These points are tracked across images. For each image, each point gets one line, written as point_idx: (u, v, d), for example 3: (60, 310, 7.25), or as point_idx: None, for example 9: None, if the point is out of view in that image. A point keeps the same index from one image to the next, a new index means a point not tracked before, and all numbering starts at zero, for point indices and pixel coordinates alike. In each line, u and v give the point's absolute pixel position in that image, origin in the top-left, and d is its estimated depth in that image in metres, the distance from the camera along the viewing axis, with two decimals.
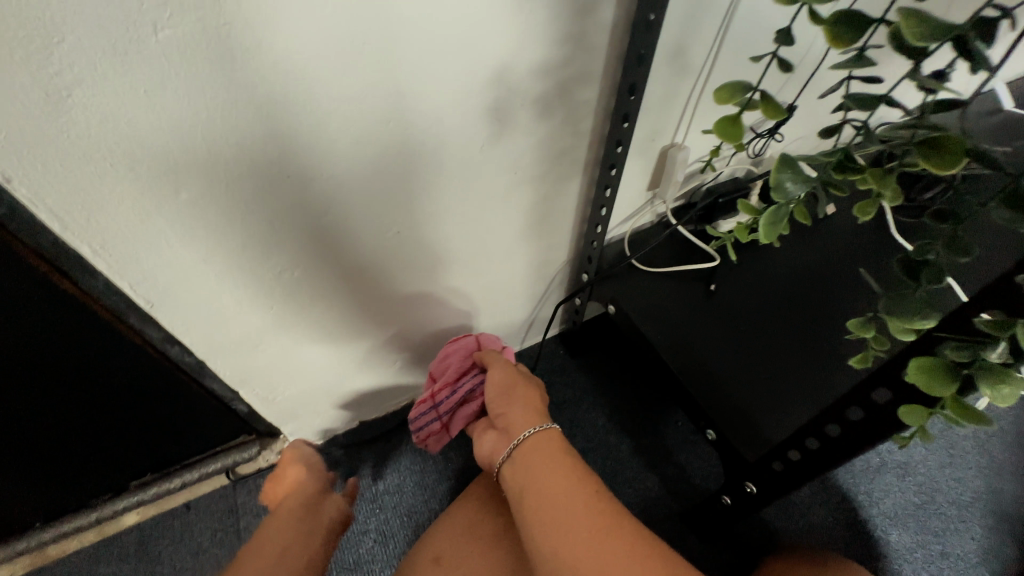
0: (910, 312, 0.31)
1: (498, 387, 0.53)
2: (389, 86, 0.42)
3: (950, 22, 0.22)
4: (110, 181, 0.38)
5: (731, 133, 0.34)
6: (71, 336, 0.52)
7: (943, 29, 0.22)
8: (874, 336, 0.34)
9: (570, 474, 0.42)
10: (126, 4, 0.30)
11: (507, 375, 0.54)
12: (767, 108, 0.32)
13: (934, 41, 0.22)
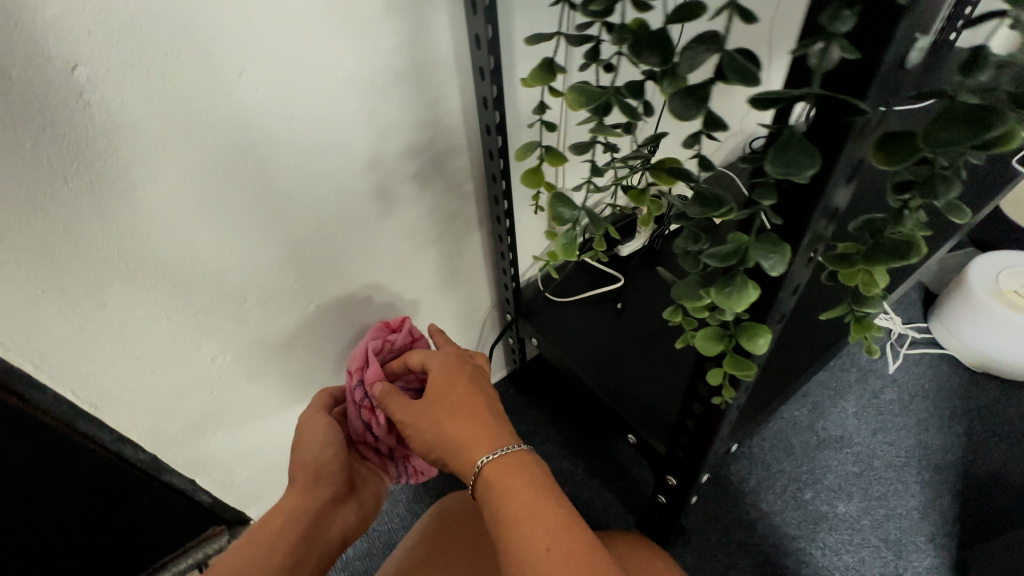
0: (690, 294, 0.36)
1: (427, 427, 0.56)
2: (277, 187, 0.52)
3: (594, 90, 0.32)
4: (42, 305, 0.44)
5: (534, 179, 0.43)
6: (28, 453, 0.56)
7: (586, 94, 0.31)
8: (683, 319, 0.42)
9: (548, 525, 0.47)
10: (39, 166, 0.39)
11: (438, 411, 0.56)
12: (552, 158, 0.41)
13: (584, 102, 0.31)
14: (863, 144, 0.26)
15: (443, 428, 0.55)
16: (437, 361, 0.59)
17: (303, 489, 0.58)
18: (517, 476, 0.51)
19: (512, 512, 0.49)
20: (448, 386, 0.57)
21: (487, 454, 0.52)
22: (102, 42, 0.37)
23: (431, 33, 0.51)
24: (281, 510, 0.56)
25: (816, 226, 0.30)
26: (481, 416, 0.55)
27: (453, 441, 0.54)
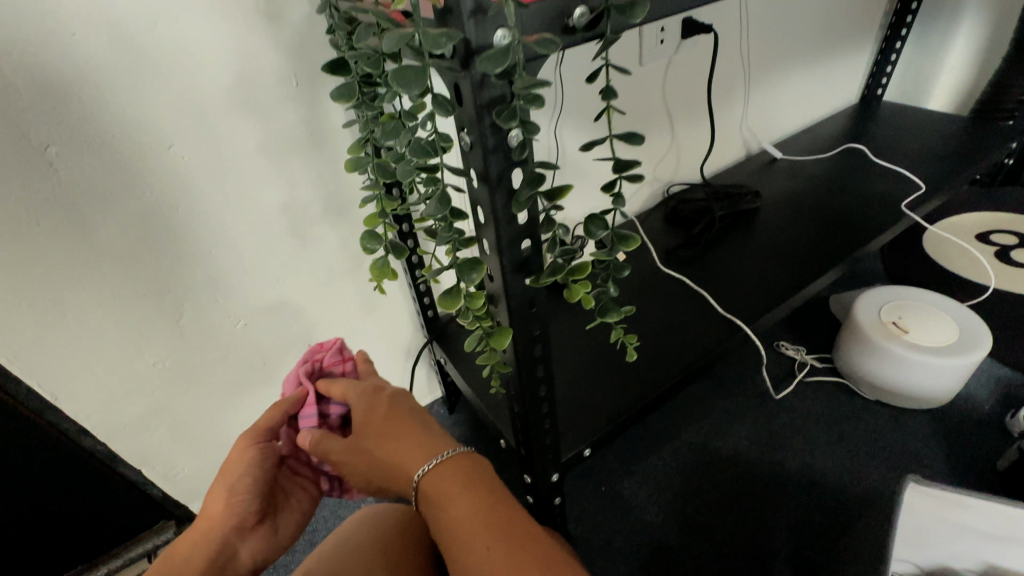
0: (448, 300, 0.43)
1: (373, 448, 0.59)
2: (204, 228, 0.67)
3: (362, 158, 0.46)
4: (18, 315, 0.60)
5: (371, 221, 0.51)
6: (9, 438, 0.71)
7: (354, 161, 0.47)
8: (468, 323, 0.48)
9: (491, 522, 0.50)
10: (20, 214, 0.55)
11: (381, 432, 0.59)
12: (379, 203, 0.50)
13: (354, 165, 0.47)
14: (507, 195, 0.39)
15: (373, 452, 0.59)
16: (358, 395, 0.63)
17: (217, 517, 0.58)
18: (454, 478, 0.54)
19: (456, 517, 0.52)
20: (372, 413, 0.61)
21: (424, 464, 0.55)
22: (66, 128, 0.54)
23: (326, 113, 0.68)
24: (194, 536, 0.58)
25: (508, 251, 0.42)
26: (408, 430, 0.59)
27: (387, 459, 0.58)
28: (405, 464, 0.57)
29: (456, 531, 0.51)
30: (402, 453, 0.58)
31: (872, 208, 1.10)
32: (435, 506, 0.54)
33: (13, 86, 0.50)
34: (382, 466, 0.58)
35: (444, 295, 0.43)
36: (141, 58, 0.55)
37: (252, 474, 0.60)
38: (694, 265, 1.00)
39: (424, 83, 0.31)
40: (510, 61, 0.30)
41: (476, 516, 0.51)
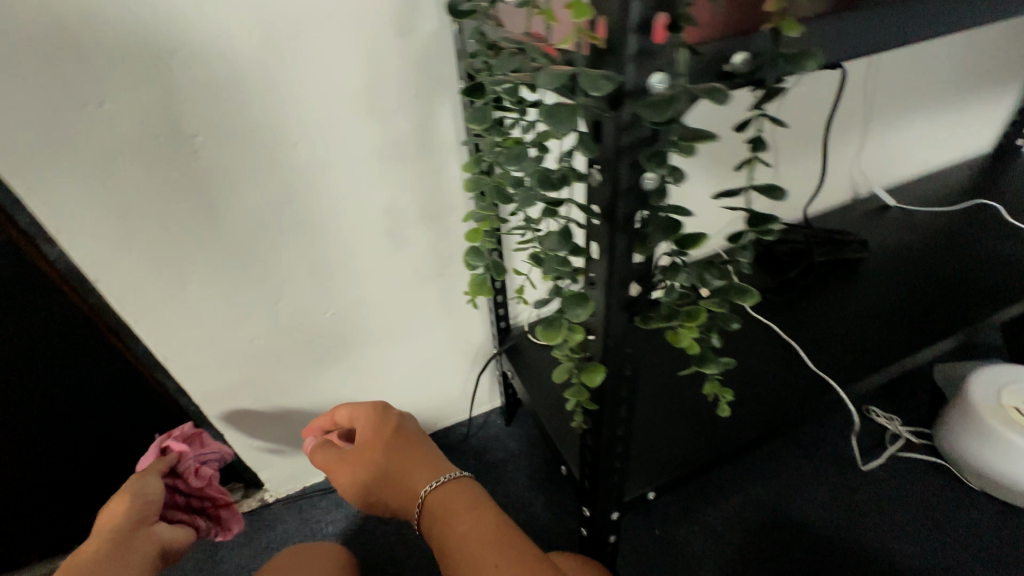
0: (548, 331, 0.42)
1: (380, 461, 0.72)
2: (313, 221, 0.71)
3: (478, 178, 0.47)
4: (147, 283, 0.66)
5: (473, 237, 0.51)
6: (122, 388, 0.79)
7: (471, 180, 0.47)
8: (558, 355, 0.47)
9: (500, 542, 0.57)
10: (164, 194, 0.61)
11: (388, 449, 0.73)
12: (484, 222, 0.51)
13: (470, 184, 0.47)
14: (631, 237, 0.38)
15: (382, 465, 0.72)
16: (365, 418, 0.77)
17: (118, 517, 0.67)
18: (460, 494, 0.65)
19: (463, 531, 0.60)
20: (380, 432, 0.75)
21: (431, 481, 0.67)
22: (214, 121, 0.59)
23: (438, 124, 0.70)
24: (96, 540, 0.64)
25: (618, 291, 0.41)
26: (415, 453, 0.72)
27: (398, 476, 0.70)
28: (413, 480, 0.69)
29: (466, 548, 0.58)
30: (412, 472, 0.70)
31: (998, 276, 0.98)
32: (442, 524, 0.63)
33: (178, 82, 0.56)
34: (394, 478, 0.70)
35: (543, 325, 0.42)
36: (286, 62, 0.59)
37: (154, 485, 0.73)
38: (783, 311, 0.94)
39: (575, 124, 0.30)
40: (672, 109, 0.30)
41: (481, 532, 0.59)
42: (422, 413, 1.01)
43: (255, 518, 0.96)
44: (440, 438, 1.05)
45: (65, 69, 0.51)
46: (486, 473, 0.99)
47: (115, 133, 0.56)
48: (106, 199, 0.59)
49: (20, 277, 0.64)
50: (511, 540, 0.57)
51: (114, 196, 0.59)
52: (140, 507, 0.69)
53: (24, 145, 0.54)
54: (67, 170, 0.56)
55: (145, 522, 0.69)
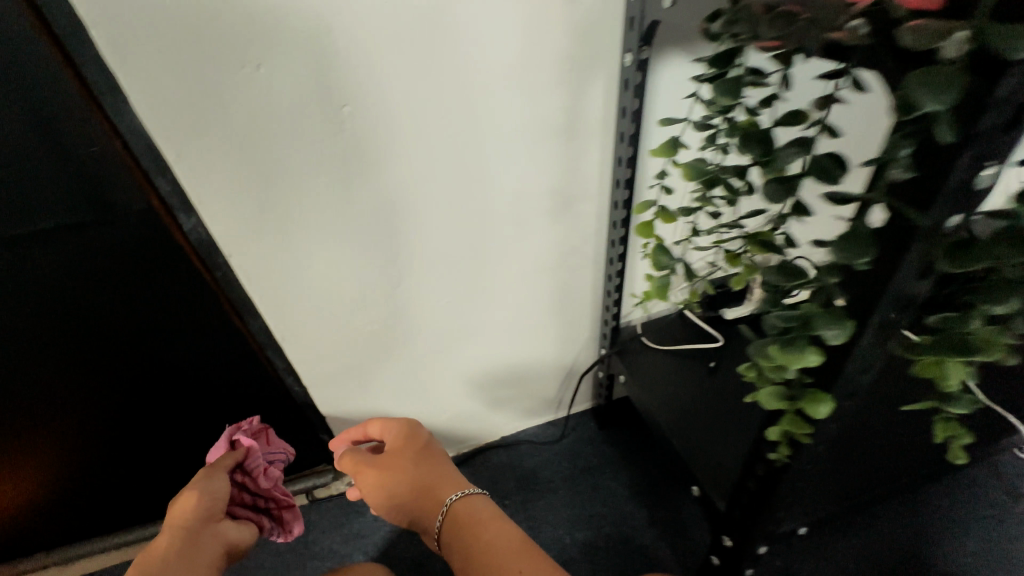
0: (784, 352, 0.36)
1: (405, 470, 0.71)
2: (443, 201, 0.67)
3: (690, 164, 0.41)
4: (275, 257, 0.64)
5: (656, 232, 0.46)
6: (232, 362, 0.78)
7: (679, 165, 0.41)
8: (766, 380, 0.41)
9: (526, 552, 0.59)
10: (305, 165, 0.58)
11: (415, 457, 0.73)
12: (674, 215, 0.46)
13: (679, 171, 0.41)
14: (934, 246, 0.30)
15: (409, 471, 0.72)
16: (392, 425, 0.77)
17: (187, 515, 0.62)
18: (486, 507, 0.66)
19: (492, 539, 0.61)
20: (409, 441, 0.75)
21: (458, 491, 0.67)
22: (363, 90, 0.55)
23: (587, 102, 0.63)
24: (162, 546, 0.59)
25: (888, 308, 0.33)
26: (442, 464, 0.73)
27: (423, 484, 0.70)
28: (440, 491, 0.69)
29: (492, 556, 0.59)
30: (440, 482, 0.70)
31: None
32: (466, 537, 0.63)
33: (334, 44, 0.51)
34: (415, 485, 0.71)
35: (777, 345, 0.36)
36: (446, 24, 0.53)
37: (223, 483, 0.68)
38: None
39: (958, 94, 0.23)
40: None
41: (508, 541, 0.61)
42: (516, 408, 0.97)
43: (344, 502, 0.95)
44: (530, 435, 1.01)
45: (226, 28, 0.48)
46: (580, 477, 0.94)
47: (265, 98, 0.52)
48: (249, 168, 0.56)
49: (150, 246, 0.62)
50: (531, 551, 0.60)
51: (257, 165, 0.56)
52: (210, 507, 0.65)
53: (176, 109, 0.50)
54: (216, 137, 0.53)
55: (211, 524, 0.64)
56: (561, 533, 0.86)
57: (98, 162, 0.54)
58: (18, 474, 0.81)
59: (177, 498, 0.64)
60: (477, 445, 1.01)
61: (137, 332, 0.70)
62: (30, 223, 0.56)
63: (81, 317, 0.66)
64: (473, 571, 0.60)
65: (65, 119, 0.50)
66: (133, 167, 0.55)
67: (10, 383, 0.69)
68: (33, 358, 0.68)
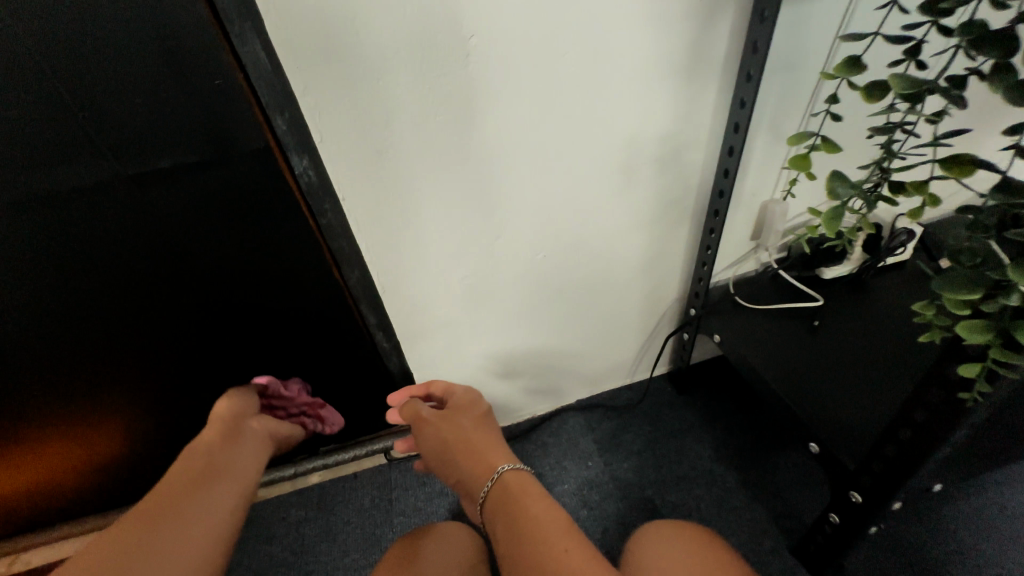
0: (1023, 272, 0.33)
1: (461, 431, 0.70)
2: (552, 148, 0.63)
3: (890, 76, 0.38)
4: (383, 203, 0.62)
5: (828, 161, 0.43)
6: (324, 316, 0.77)
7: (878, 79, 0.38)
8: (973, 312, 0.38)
9: (566, 528, 0.52)
10: (424, 103, 0.55)
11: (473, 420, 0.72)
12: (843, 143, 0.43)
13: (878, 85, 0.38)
14: None
15: (464, 431, 0.70)
16: (460, 390, 0.77)
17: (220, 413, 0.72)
18: (535, 485, 0.60)
19: (535, 509, 0.56)
20: (473, 405, 0.74)
21: (508, 462, 0.63)
22: (490, 20, 0.52)
23: (712, 36, 0.59)
24: (213, 430, 0.69)
25: None
26: (495, 436, 0.70)
27: (477, 449, 0.67)
28: (490, 457, 0.66)
29: (533, 525, 0.54)
30: (491, 450, 0.67)
31: None
32: (510, 506, 0.58)
33: None
34: (470, 447, 0.68)
35: (1013, 268, 0.34)
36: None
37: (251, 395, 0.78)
38: None
39: None
40: None
41: (549, 513, 0.55)
42: (596, 370, 0.95)
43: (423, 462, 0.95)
44: (606, 399, 0.99)
45: None
46: (664, 440, 0.92)
47: (392, 27, 0.50)
48: (368, 106, 0.54)
49: (258, 190, 0.61)
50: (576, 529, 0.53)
51: (376, 102, 0.54)
52: (246, 406, 0.75)
53: (302, 37, 0.48)
54: (339, 69, 0.51)
55: (250, 418, 0.74)
56: (650, 494, 0.85)
57: (216, 96, 0.52)
58: (115, 425, 0.82)
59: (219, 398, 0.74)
60: (553, 408, 0.99)
61: (236, 281, 0.70)
62: (148, 163, 0.55)
63: (185, 264, 0.66)
64: (511, 545, 0.54)
65: (188, 49, 0.48)
66: (250, 102, 0.53)
67: (116, 332, 0.70)
68: (136, 307, 0.68)
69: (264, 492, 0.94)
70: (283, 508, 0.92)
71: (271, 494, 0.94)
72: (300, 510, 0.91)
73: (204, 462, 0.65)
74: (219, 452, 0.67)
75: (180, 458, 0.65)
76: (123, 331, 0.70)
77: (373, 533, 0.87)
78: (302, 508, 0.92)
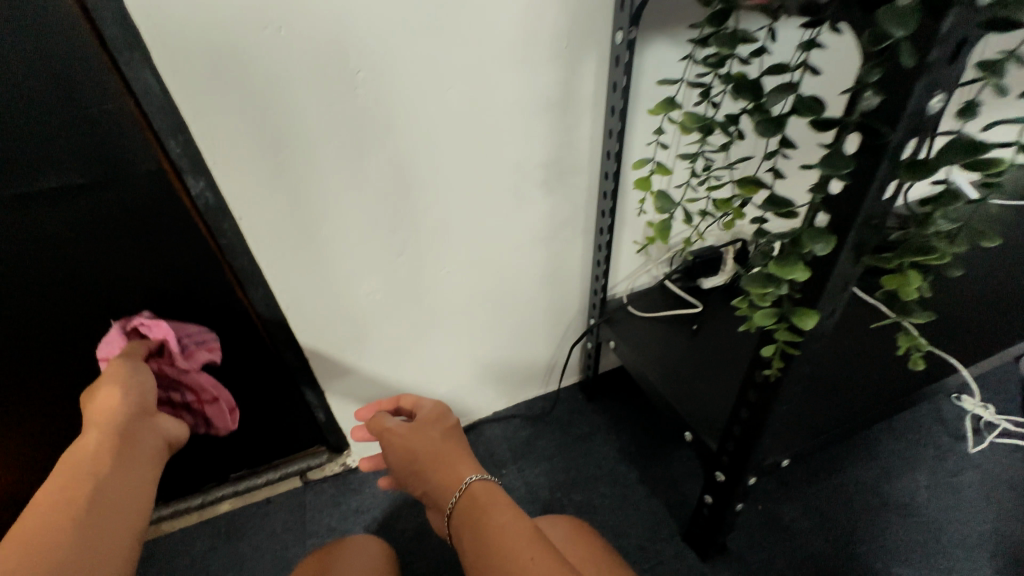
0: (784, 265, 0.41)
1: (424, 440, 0.61)
2: (446, 171, 0.70)
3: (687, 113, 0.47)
4: (283, 222, 0.66)
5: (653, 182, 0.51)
6: (230, 337, 0.77)
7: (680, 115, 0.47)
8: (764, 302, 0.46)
9: (530, 538, 0.48)
10: (317, 129, 0.60)
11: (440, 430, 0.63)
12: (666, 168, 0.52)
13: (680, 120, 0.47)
14: (896, 164, 0.36)
15: (430, 442, 0.61)
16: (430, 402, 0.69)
17: (110, 410, 0.55)
18: (503, 494, 0.55)
19: (501, 524, 0.51)
20: (442, 417, 0.65)
21: (477, 473, 0.56)
22: (377, 57, 0.58)
23: (579, 77, 0.69)
24: (87, 441, 0.51)
25: (858, 229, 0.40)
26: (464, 446, 0.61)
27: (446, 458, 0.59)
28: (458, 467, 0.58)
29: (500, 539, 0.49)
30: (461, 460, 0.59)
31: None
32: (478, 520, 0.52)
33: (354, 11, 0.54)
34: (438, 461, 0.59)
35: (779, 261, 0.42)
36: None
37: (145, 372, 0.61)
38: None
39: (912, 24, 0.29)
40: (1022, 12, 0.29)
41: (518, 523, 0.50)
42: (508, 383, 1.00)
43: (340, 483, 0.95)
44: (521, 410, 1.04)
45: None
46: (573, 445, 0.97)
47: (285, 61, 0.55)
48: (265, 131, 0.58)
49: (155, 212, 0.62)
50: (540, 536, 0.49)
51: (270, 127, 0.58)
52: (137, 400, 0.57)
53: (193, 68, 0.52)
54: (233, 96, 0.55)
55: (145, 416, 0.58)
56: (558, 496, 0.90)
57: (108, 122, 0.54)
58: None
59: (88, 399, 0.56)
60: (470, 422, 1.03)
61: (134, 304, 0.70)
62: (32, 185, 0.56)
63: (77, 288, 0.65)
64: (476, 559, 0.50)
65: (78, 78, 0.51)
66: (143, 128, 0.56)
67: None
68: (21, 333, 0.67)
69: (168, 525, 0.90)
70: (188, 541, 0.89)
71: (177, 527, 0.90)
72: (207, 541, 0.88)
73: (83, 486, 0.48)
74: (106, 472, 0.49)
75: (43, 486, 0.47)
76: (4, 360, 0.68)
77: (284, 558, 0.86)
78: (209, 538, 0.89)
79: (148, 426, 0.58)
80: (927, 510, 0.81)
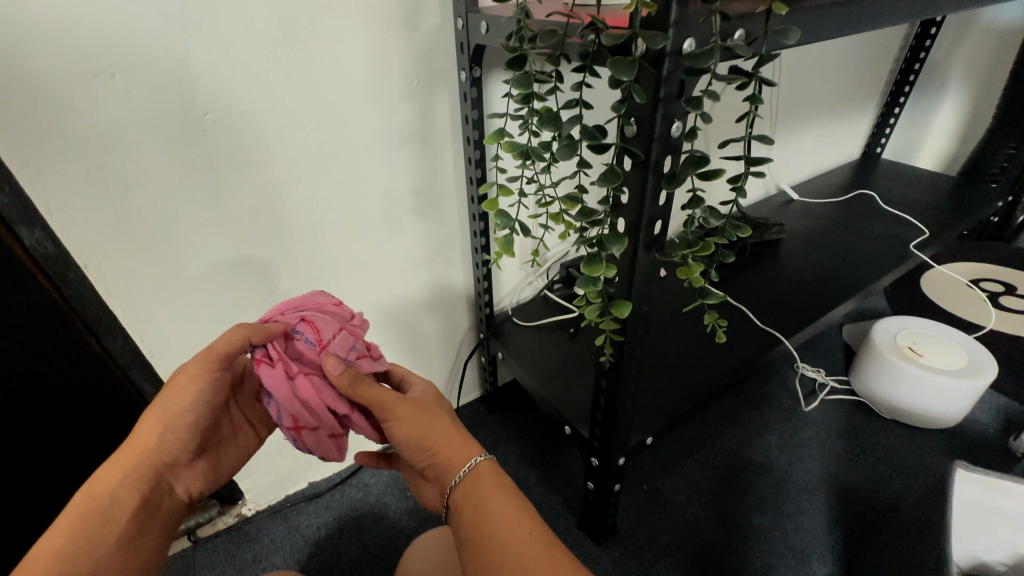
0: (591, 265, 0.49)
1: (416, 428, 0.56)
2: (313, 201, 0.72)
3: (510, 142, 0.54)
4: (136, 266, 0.64)
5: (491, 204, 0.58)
6: (87, 395, 0.72)
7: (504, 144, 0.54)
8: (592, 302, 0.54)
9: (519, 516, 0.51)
10: (167, 170, 0.60)
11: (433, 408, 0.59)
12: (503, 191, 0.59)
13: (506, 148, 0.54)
14: (658, 177, 0.45)
15: (430, 426, 0.56)
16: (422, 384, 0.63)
17: (150, 445, 0.53)
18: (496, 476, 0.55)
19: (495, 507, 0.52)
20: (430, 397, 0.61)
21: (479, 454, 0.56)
22: (221, 99, 0.60)
23: (435, 111, 0.75)
24: (107, 485, 0.51)
25: (645, 231, 0.48)
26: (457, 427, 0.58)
27: (454, 440, 0.56)
28: (459, 446, 0.56)
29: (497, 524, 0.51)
30: (463, 442, 0.57)
31: (882, 246, 1.20)
32: (478, 503, 0.53)
33: (193, 59, 0.56)
34: (445, 445, 0.56)
35: (588, 261, 0.49)
36: (301, 43, 0.61)
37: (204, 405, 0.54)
38: (729, 286, 1.09)
39: (633, 70, 0.38)
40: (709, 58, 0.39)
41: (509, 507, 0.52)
42: None
43: (234, 534, 0.90)
44: None
45: (75, 39, 0.50)
46: None
47: (121, 107, 0.55)
48: (105, 177, 0.57)
49: None
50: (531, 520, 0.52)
51: (113, 170, 0.57)
52: (187, 442, 0.55)
53: (15, 116, 0.50)
54: (62, 144, 0.54)
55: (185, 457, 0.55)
56: None
57: None
58: None
59: (139, 419, 0.54)
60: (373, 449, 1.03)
61: None
62: None
63: None
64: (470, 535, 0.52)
65: None
66: None
67: None
68: None
69: None
70: None
71: None
72: None
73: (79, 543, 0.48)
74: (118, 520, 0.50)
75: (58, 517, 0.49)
76: None
77: None
78: None
79: (183, 472, 0.56)
80: (777, 465, 0.95)
